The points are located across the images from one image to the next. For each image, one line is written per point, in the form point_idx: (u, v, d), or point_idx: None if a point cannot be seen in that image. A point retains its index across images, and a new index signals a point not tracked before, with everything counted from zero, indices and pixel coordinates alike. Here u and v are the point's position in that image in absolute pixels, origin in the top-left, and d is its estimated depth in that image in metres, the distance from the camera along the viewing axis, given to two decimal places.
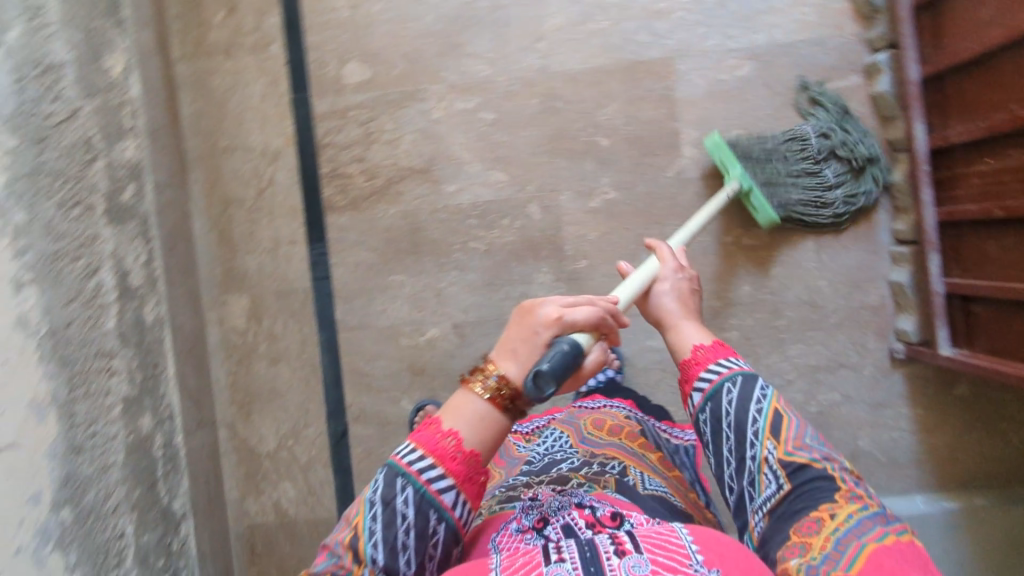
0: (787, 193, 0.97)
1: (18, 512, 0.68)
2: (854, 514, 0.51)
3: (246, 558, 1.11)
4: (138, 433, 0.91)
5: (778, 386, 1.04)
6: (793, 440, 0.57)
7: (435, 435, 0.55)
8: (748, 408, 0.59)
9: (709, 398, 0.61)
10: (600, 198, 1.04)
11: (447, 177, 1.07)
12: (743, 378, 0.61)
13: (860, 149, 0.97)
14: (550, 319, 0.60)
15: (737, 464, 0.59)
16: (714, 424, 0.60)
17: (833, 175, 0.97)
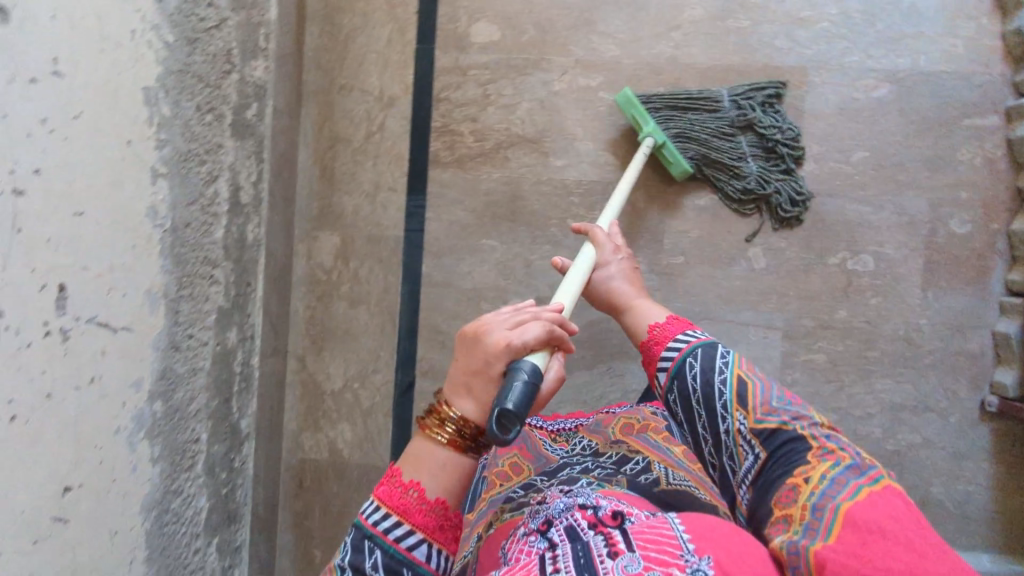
0: (705, 142, 0.99)
1: (122, 394, 0.70)
2: (825, 473, 0.51)
3: (293, 490, 1.12)
4: (225, 345, 0.92)
5: (858, 418, 1.01)
6: (760, 407, 0.58)
7: (396, 490, 0.54)
8: (712, 381, 0.62)
9: (675, 374, 0.65)
10: (708, 197, 1.03)
11: (557, 151, 1.06)
12: (702, 350, 0.65)
13: (772, 126, 0.98)
14: (498, 347, 0.57)
15: (714, 441, 0.61)
16: (685, 402, 0.63)
17: (747, 145, 0.99)
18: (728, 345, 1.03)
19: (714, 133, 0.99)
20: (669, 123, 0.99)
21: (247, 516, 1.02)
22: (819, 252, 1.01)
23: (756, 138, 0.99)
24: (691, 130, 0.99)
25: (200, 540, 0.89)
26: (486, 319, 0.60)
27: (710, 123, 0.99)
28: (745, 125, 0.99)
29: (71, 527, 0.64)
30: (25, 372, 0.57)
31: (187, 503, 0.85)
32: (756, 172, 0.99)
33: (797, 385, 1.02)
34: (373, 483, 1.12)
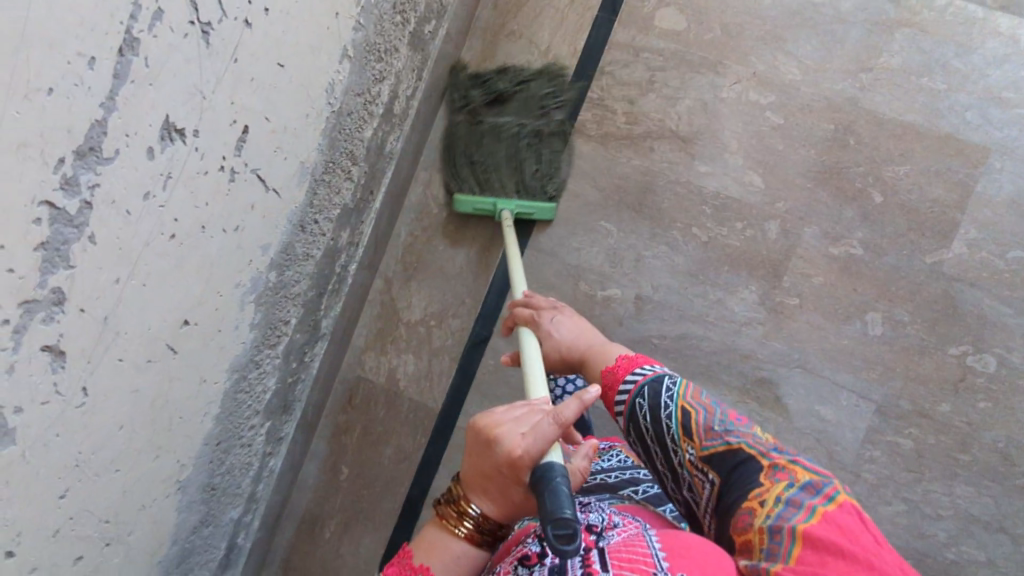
0: (526, 149, 1.05)
1: (251, 253, 0.71)
2: (780, 495, 0.52)
3: (340, 404, 1.12)
4: (336, 243, 0.93)
5: (927, 516, 0.96)
6: (704, 432, 0.59)
7: (404, 573, 0.57)
8: (660, 417, 0.62)
9: (629, 415, 0.65)
10: (844, 248, 0.99)
11: (704, 156, 1.03)
12: (650, 384, 0.64)
13: (500, 83, 1.06)
14: (515, 455, 0.53)
15: (674, 474, 0.62)
16: (640, 436, 0.64)
17: (518, 116, 1.05)
18: (817, 402, 0.98)
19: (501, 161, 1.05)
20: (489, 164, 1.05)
21: (298, 413, 1.02)
22: (941, 338, 0.96)
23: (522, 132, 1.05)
24: (487, 161, 1.06)
25: (258, 419, 0.89)
26: (495, 415, 0.56)
27: (477, 152, 1.06)
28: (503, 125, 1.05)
29: (177, 360, 0.64)
30: (195, 196, 0.58)
31: (260, 379, 0.85)
32: (558, 127, 1.06)
33: (875, 464, 0.97)
34: (417, 422, 1.10)
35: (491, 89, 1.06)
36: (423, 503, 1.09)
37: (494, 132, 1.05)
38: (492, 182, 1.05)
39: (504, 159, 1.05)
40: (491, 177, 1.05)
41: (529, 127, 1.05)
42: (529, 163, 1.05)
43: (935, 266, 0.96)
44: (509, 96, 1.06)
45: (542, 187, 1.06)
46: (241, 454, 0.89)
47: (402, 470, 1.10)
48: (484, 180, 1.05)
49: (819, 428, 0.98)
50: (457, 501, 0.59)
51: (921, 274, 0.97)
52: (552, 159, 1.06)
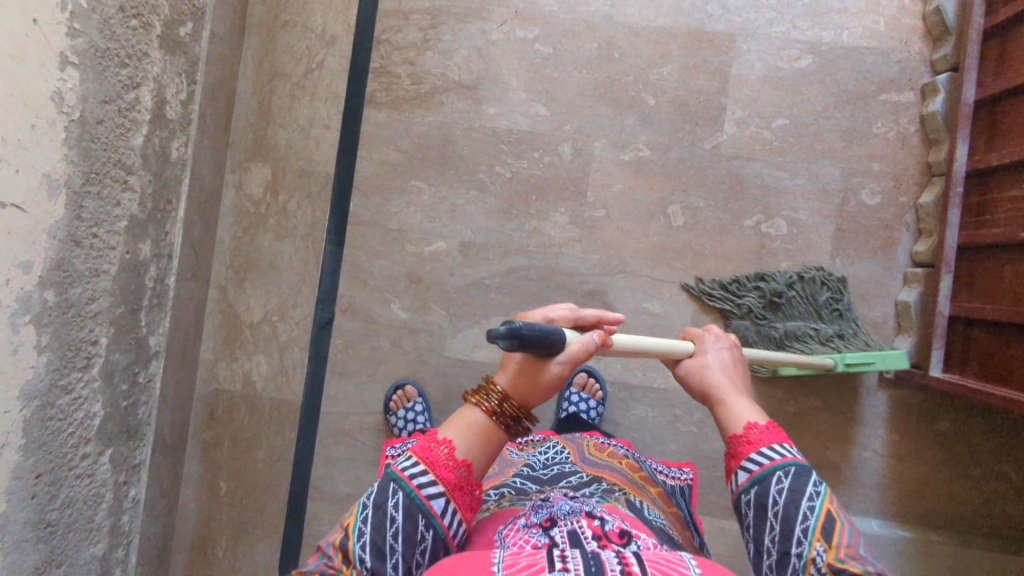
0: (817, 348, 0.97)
1: (7, 271, 0.71)
2: None
3: (203, 421, 1.10)
4: (136, 256, 0.92)
5: (762, 378, 1.03)
6: (847, 547, 0.49)
7: (429, 442, 0.53)
8: (800, 504, 0.51)
9: (758, 484, 0.53)
10: (633, 152, 1.05)
11: (490, 99, 1.08)
12: (797, 468, 0.52)
13: (775, 283, 1.00)
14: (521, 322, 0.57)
15: (778, 561, 0.50)
16: (758, 510, 0.52)
17: (790, 309, 1.00)
18: (643, 300, 1.04)
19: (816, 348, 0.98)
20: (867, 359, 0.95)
21: (152, 436, 1.00)
22: (735, 215, 1.04)
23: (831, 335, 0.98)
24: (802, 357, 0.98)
25: (91, 447, 0.88)
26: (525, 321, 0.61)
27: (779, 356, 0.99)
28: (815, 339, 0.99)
29: None
30: None
31: (77, 405, 0.84)
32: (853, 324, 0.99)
33: None
34: (284, 418, 1.09)
35: (769, 288, 1.00)
36: (307, 497, 1.08)
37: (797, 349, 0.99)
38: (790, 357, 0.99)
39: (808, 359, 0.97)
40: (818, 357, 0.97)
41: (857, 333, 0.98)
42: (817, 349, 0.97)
43: (714, 150, 1.04)
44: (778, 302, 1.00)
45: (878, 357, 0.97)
46: (81, 486, 0.87)
47: (278, 471, 1.08)
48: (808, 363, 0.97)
49: (651, 323, 1.04)
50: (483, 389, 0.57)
51: (703, 160, 1.04)
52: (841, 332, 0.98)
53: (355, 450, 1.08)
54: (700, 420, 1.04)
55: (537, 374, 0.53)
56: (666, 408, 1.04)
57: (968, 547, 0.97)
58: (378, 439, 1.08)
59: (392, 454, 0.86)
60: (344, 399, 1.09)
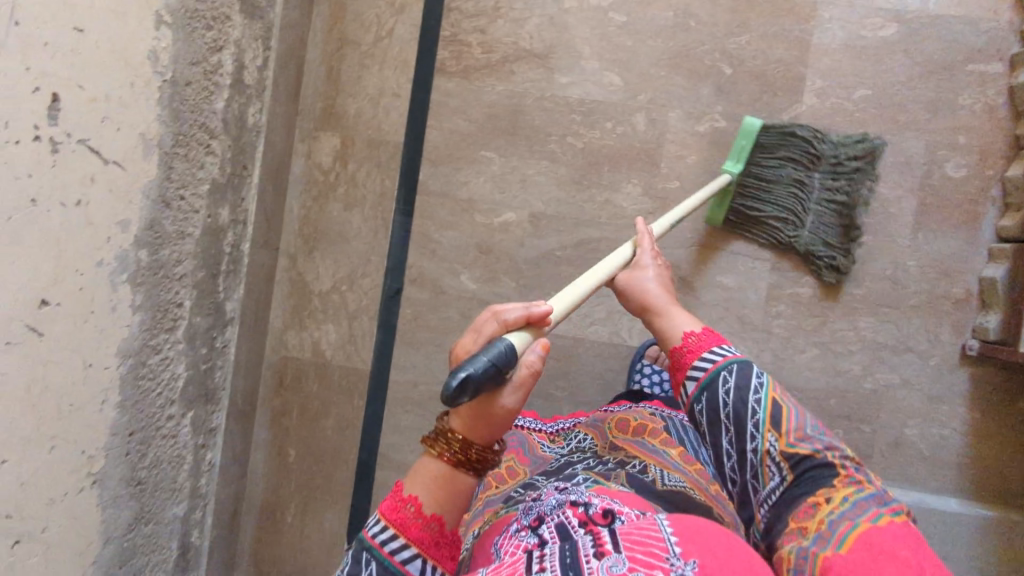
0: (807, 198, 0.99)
1: (108, 229, 0.71)
2: (849, 497, 0.52)
3: (273, 388, 1.11)
4: (217, 220, 0.92)
5: (839, 353, 1.01)
6: (794, 431, 0.57)
7: (395, 503, 0.52)
8: (747, 399, 0.59)
9: (705, 388, 0.62)
10: (708, 123, 1.03)
11: (562, 69, 1.06)
12: (739, 365, 0.61)
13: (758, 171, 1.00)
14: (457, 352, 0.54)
15: (738, 458, 0.59)
16: (712, 414, 0.61)
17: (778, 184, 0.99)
18: (717, 273, 1.03)
19: (784, 193, 0.99)
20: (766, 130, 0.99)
21: (226, 401, 1.01)
22: None
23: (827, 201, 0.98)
24: (745, 194, 1.00)
25: (175, 408, 0.89)
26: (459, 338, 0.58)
27: (761, 229, 1.01)
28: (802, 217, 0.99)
29: (46, 342, 0.65)
30: (13, 166, 0.59)
31: (165, 365, 0.85)
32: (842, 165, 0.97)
33: (782, 317, 1.02)
34: (352, 387, 1.10)
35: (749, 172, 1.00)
36: (376, 464, 1.09)
37: (787, 233, 1.00)
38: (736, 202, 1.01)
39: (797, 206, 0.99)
40: (758, 182, 1.00)
41: (800, 133, 0.98)
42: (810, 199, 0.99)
43: (793, 121, 1.02)
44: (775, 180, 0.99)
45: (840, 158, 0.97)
46: (166, 446, 0.88)
47: (347, 438, 1.09)
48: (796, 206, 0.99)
49: (725, 297, 1.03)
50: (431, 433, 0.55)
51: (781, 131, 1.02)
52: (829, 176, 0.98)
53: (423, 419, 1.09)
54: None
55: (490, 404, 0.51)
56: None
57: None
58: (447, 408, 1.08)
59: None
60: (413, 369, 1.09)
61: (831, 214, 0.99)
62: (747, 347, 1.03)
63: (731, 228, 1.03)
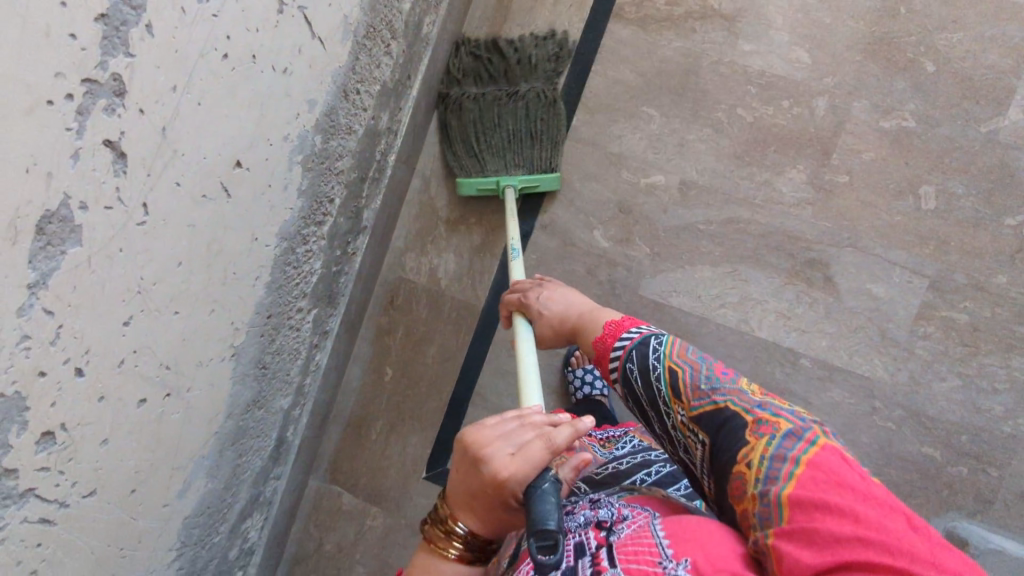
0: (494, 119, 1.02)
1: (298, 106, 0.70)
2: (765, 453, 0.49)
3: (382, 305, 1.10)
4: (376, 125, 0.91)
5: (984, 390, 0.94)
6: (692, 393, 0.55)
7: None
8: (649, 379, 0.59)
9: (623, 381, 0.62)
10: (895, 120, 0.96)
11: (748, 35, 1.00)
12: (638, 344, 0.62)
13: (508, 124, 1.02)
14: (501, 475, 0.53)
15: (669, 437, 0.59)
16: (634, 402, 0.61)
17: (493, 122, 1.02)
18: (869, 281, 0.97)
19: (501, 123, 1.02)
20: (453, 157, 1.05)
21: (343, 307, 1.00)
22: (996, 210, 0.94)
23: (500, 97, 1.02)
24: (518, 144, 1.02)
25: (305, 303, 0.87)
26: (486, 433, 0.56)
27: (548, 119, 1.02)
28: (513, 97, 1.02)
29: (231, 205, 0.64)
30: (246, 17, 0.57)
31: (306, 258, 0.84)
32: (475, 100, 1.03)
33: (929, 340, 0.95)
34: (461, 320, 1.08)
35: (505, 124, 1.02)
36: (469, 403, 1.07)
37: (536, 120, 1.02)
38: (530, 160, 1.02)
39: (514, 117, 1.02)
40: (503, 162, 1.02)
41: (454, 95, 1.05)
42: (486, 125, 1.02)
43: (990, 135, 0.94)
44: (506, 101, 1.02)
45: (451, 99, 1.05)
46: (290, 338, 0.87)
47: (445, 370, 1.08)
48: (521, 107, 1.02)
49: (872, 306, 0.96)
50: (444, 517, 0.59)
51: (976, 143, 0.94)
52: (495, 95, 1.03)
53: None
54: (902, 418, 0.96)
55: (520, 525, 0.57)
56: (867, 397, 0.97)
57: None
58: (551, 361, 1.06)
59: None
60: None
61: (494, 90, 1.03)
62: (885, 364, 0.96)
63: (558, 154, 1.02)
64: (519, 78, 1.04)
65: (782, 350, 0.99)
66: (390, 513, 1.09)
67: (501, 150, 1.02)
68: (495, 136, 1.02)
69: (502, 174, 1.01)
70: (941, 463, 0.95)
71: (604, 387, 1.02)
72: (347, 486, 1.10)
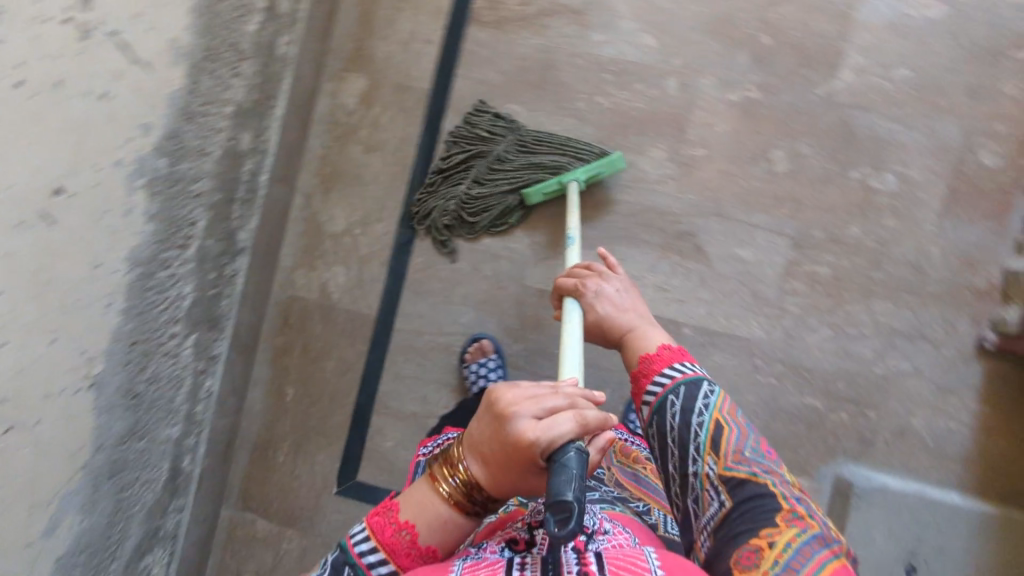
0: (506, 178, 1.02)
1: (128, 129, 0.70)
2: (791, 542, 0.51)
3: (277, 325, 1.10)
4: (237, 145, 0.90)
5: (853, 336, 0.99)
6: (732, 454, 0.59)
7: (389, 525, 0.55)
8: (690, 422, 0.62)
9: (656, 410, 0.66)
10: (741, 93, 1.02)
11: (598, 26, 1.05)
12: (686, 387, 0.65)
13: (524, 173, 1.02)
14: (528, 437, 0.51)
15: (682, 482, 0.61)
16: (662, 438, 0.64)
17: (513, 181, 1.02)
18: (735, 246, 1.01)
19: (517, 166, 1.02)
20: (516, 213, 1.04)
21: (230, 330, 1.00)
22: (842, 166, 0.99)
23: (491, 163, 1.03)
24: (559, 154, 1.01)
25: (179, 327, 0.87)
26: (520, 393, 0.54)
27: (545, 147, 1.02)
28: (499, 155, 1.03)
29: (56, 232, 0.64)
30: (41, 44, 0.58)
31: (172, 282, 0.83)
32: (476, 186, 1.04)
33: (797, 295, 1.00)
34: (356, 331, 1.09)
35: (523, 169, 1.02)
36: (372, 411, 1.08)
37: (534, 144, 1.03)
38: (587, 155, 1.00)
39: (517, 168, 1.02)
40: (553, 162, 1.00)
41: (453, 207, 1.04)
42: (506, 186, 1.02)
43: (828, 96, 1.00)
44: (498, 165, 1.03)
45: (451, 216, 1.05)
46: (167, 365, 0.86)
47: (345, 382, 1.08)
48: (513, 169, 1.02)
49: (740, 269, 1.01)
50: (450, 459, 0.56)
51: (815, 106, 1.00)
52: (480, 176, 1.04)
53: (423, 369, 1.07)
54: (783, 374, 1.00)
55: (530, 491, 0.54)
56: (748, 357, 1.00)
57: None
58: (449, 361, 1.07)
59: (426, 453, 0.85)
60: (418, 318, 1.08)
61: (478, 166, 1.04)
62: (760, 323, 1.00)
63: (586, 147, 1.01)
64: (480, 139, 1.04)
65: (664, 322, 1.02)
66: (305, 533, 1.08)
67: (542, 182, 1.00)
68: (526, 181, 1.01)
69: (564, 174, 0.99)
70: (823, 412, 0.99)
71: (500, 375, 1.02)
72: (259, 512, 1.09)
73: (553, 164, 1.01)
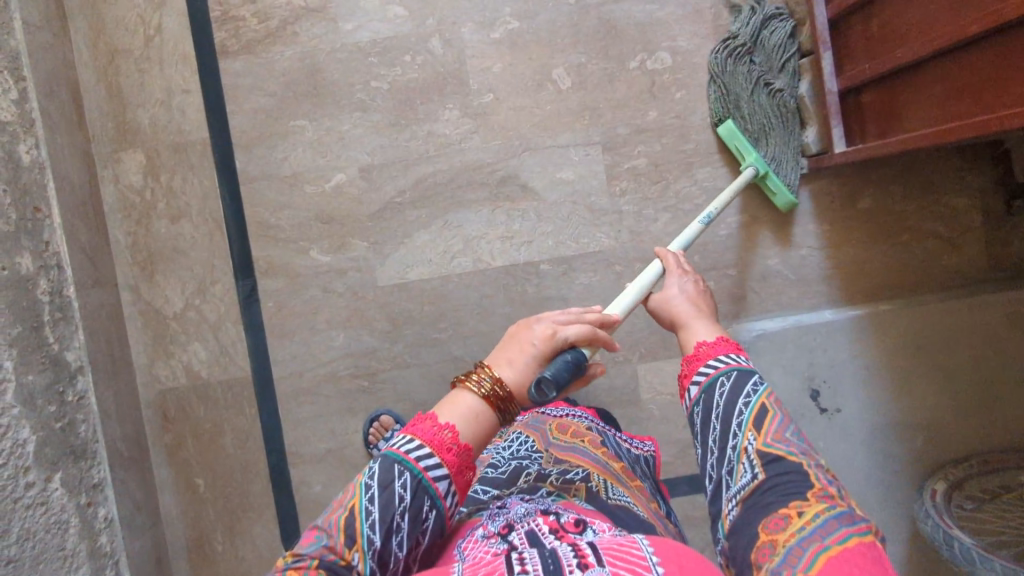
0: (754, 101, 0.98)
1: None
2: (821, 513, 0.48)
3: (159, 425, 1.06)
4: (16, 271, 0.85)
5: (689, 212, 1.03)
6: (773, 432, 0.54)
7: (430, 427, 0.52)
8: (737, 401, 0.57)
9: (704, 390, 0.59)
10: (502, 28, 1.02)
11: (344, 15, 1.02)
12: (738, 372, 0.59)
13: (761, 95, 0.98)
14: (546, 335, 0.57)
15: (718, 454, 0.56)
16: (704, 416, 0.58)
17: (758, 99, 0.98)
18: (555, 171, 1.03)
19: (764, 100, 0.98)
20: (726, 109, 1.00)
21: (104, 451, 0.95)
22: (618, 61, 1.02)
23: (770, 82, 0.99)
24: (776, 142, 0.98)
25: (33, 474, 0.82)
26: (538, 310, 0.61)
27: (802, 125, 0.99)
28: (783, 88, 0.98)
29: None
30: None
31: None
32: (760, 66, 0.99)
33: (627, 194, 1.03)
34: (239, 398, 1.06)
35: (759, 95, 0.98)
36: (288, 465, 1.06)
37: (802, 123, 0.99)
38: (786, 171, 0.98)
39: (770, 106, 0.98)
40: (767, 144, 0.98)
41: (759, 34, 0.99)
42: (753, 85, 0.98)
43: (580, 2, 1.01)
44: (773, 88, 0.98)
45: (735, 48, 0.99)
46: (36, 516, 0.82)
47: (250, 450, 1.06)
48: (755, 112, 0.98)
49: (569, 191, 1.03)
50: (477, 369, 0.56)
51: (572, 15, 1.02)
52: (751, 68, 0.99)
53: (320, 406, 1.06)
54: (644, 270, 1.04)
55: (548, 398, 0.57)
56: (608, 267, 1.04)
57: (915, 305, 1.00)
58: (341, 387, 1.06)
59: None
60: (293, 360, 1.05)
61: (780, 70, 0.99)
62: (604, 231, 1.03)
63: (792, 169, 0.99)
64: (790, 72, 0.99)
65: (521, 268, 1.04)
66: None
67: (745, 110, 0.98)
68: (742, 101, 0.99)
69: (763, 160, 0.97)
70: None
71: None
72: None
73: (762, 131, 0.98)
